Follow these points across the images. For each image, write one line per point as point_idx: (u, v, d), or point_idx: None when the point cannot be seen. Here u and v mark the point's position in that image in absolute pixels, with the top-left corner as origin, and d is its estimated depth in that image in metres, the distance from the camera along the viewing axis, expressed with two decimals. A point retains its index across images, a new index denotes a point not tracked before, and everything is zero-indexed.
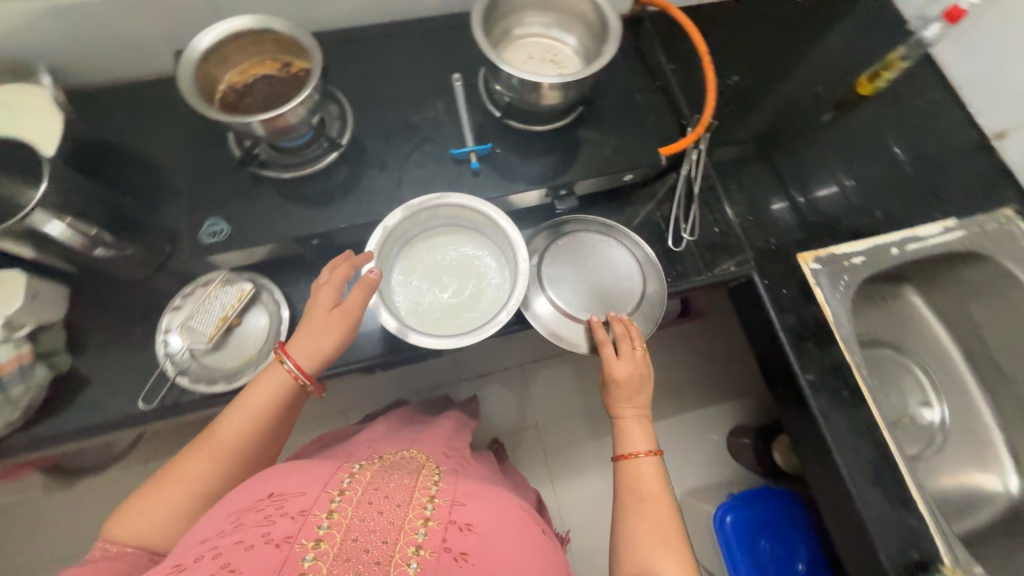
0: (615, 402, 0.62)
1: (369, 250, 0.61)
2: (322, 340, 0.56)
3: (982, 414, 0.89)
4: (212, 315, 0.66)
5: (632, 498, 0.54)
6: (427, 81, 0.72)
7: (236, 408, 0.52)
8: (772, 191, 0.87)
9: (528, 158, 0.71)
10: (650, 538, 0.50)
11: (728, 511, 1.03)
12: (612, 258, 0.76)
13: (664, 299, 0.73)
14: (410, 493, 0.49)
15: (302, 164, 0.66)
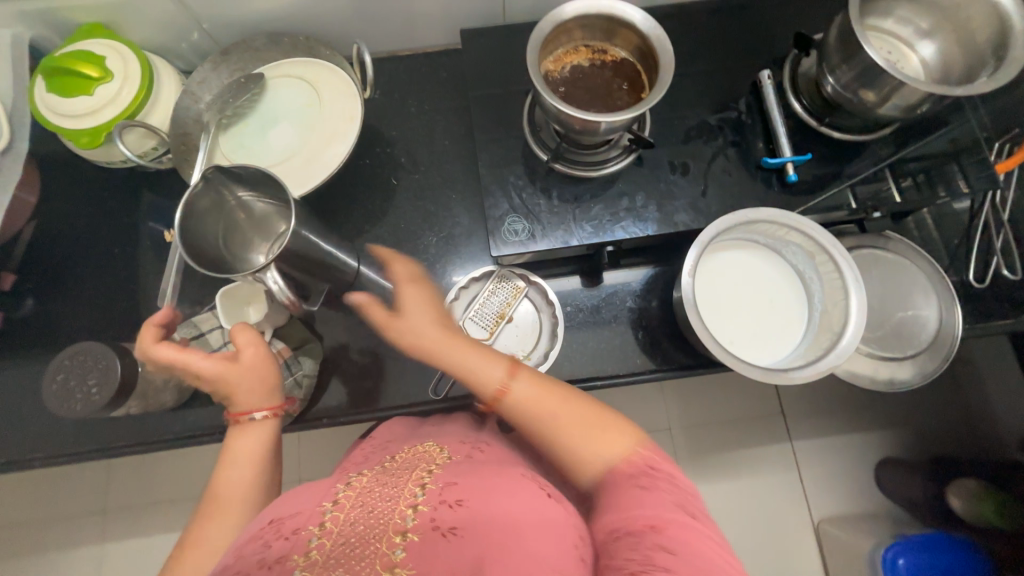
0: (430, 343, 0.51)
1: (691, 257, 0.56)
2: (256, 387, 0.51)
3: None
4: (490, 311, 0.69)
5: (538, 429, 0.47)
6: (722, 73, 0.65)
7: (232, 460, 0.48)
8: None
9: (841, 173, 0.63)
10: (596, 439, 0.45)
11: (901, 554, 1.00)
12: (905, 294, 0.69)
13: (952, 351, 0.65)
14: (401, 483, 0.43)
15: (604, 163, 0.61)
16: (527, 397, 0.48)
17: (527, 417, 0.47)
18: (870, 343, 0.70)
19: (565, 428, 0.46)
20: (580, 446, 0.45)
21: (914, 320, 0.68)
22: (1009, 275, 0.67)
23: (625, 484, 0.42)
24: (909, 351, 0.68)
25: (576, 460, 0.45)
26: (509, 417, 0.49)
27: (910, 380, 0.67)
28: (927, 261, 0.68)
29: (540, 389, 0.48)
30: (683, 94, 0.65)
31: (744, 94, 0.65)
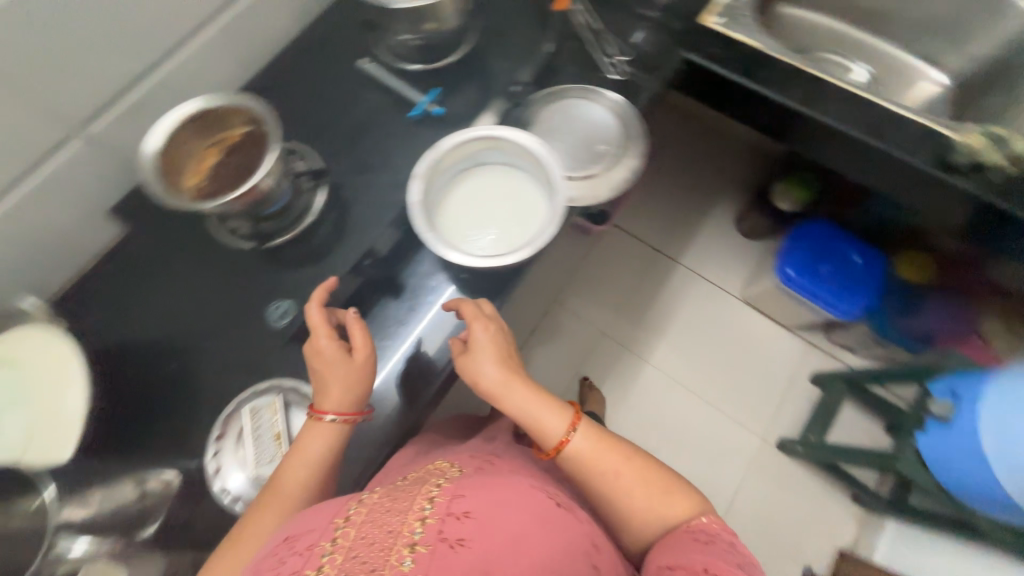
0: (490, 388, 0.62)
1: (420, 220, 0.63)
2: (347, 385, 0.59)
3: (881, 52, 1.09)
4: (264, 441, 0.64)
5: (596, 474, 0.63)
6: (340, 82, 0.74)
7: (296, 462, 0.56)
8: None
9: (472, 85, 0.76)
10: (643, 490, 0.62)
11: (788, 265, 1.32)
12: (590, 116, 0.80)
13: (642, 128, 0.79)
14: (411, 500, 0.47)
15: (307, 211, 0.68)
16: (589, 451, 0.63)
17: (593, 471, 0.62)
18: (604, 161, 0.79)
19: (625, 484, 0.62)
20: (637, 500, 0.61)
21: (614, 128, 0.79)
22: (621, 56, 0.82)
23: (687, 534, 0.57)
24: (626, 148, 0.79)
25: (634, 505, 0.61)
26: (573, 465, 0.63)
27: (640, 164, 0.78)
28: (576, 88, 0.80)
29: (597, 448, 0.64)
30: (325, 117, 0.72)
31: (367, 84, 0.74)
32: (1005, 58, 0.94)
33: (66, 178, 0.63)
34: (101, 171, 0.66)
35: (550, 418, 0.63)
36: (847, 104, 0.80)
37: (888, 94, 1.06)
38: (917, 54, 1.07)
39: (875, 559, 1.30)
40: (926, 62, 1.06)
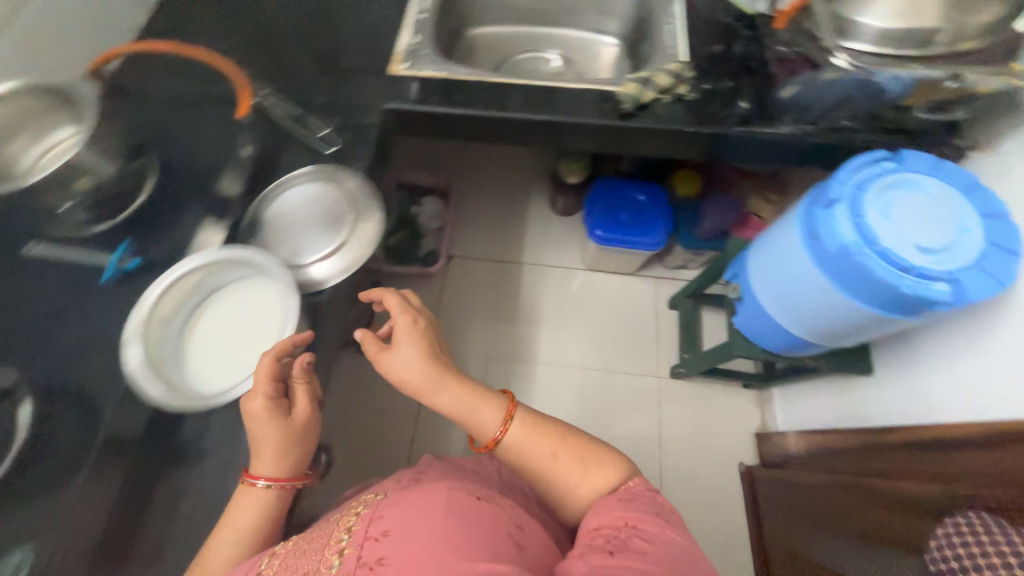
0: (414, 388, 0.74)
1: (152, 387, 0.58)
2: (283, 447, 0.62)
3: (563, 36, 1.28)
4: None
5: (528, 453, 0.71)
6: (36, 278, 0.70)
7: (222, 528, 0.59)
8: (330, 72, 0.95)
9: (184, 219, 0.76)
10: (571, 463, 0.69)
11: (596, 228, 1.45)
12: (315, 191, 0.79)
13: (367, 184, 0.81)
14: (328, 540, 0.54)
15: (13, 433, 0.61)
16: (523, 437, 0.71)
17: (524, 455, 0.71)
18: (346, 224, 0.79)
19: (547, 462, 0.69)
20: (564, 474, 0.68)
21: (334, 192, 0.80)
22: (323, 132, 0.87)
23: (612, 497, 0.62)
24: (362, 205, 0.80)
25: (562, 479, 0.68)
26: (510, 454, 0.72)
27: (382, 216, 0.80)
28: (288, 175, 0.80)
29: (528, 436, 0.71)
30: (30, 320, 0.67)
31: (69, 267, 0.71)
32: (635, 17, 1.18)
33: None
34: None
35: (484, 415, 0.73)
36: (528, 96, 0.93)
37: (579, 72, 1.26)
38: (588, 29, 1.28)
39: (778, 429, 1.45)
40: (596, 33, 1.28)
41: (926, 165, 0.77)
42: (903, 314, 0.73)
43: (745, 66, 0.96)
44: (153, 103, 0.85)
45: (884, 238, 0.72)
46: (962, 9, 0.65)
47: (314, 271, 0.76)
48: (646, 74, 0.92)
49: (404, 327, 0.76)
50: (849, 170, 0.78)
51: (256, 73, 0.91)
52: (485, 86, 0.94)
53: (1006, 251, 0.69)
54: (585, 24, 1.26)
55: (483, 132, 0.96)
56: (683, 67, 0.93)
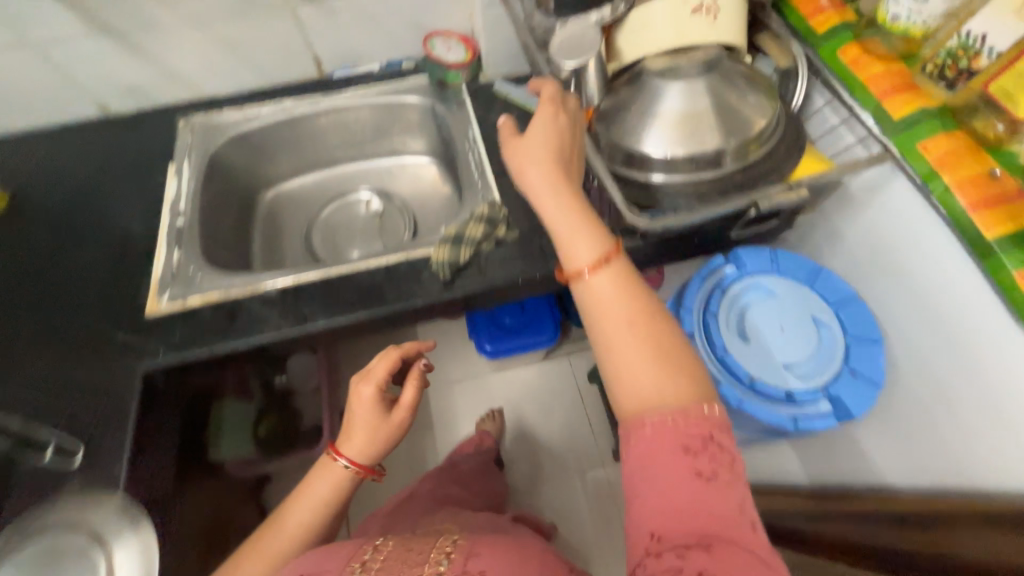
0: (518, 170, 0.58)
1: None
2: (368, 444, 0.73)
3: (371, 168, 1.16)
4: None
5: (599, 316, 0.50)
6: None
7: (316, 482, 0.72)
8: (61, 343, 0.73)
9: None
10: (651, 386, 0.46)
11: (483, 342, 1.32)
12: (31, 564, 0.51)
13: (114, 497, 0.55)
14: (427, 554, 0.50)
15: None
16: (605, 295, 0.50)
17: (596, 313, 0.49)
18: None
19: (609, 295, 0.50)
20: (633, 359, 0.47)
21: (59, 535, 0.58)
22: (48, 452, 0.64)
23: (670, 442, 0.43)
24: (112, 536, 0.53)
25: (633, 377, 0.46)
26: (580, 300, 0.52)
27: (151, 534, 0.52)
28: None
29: (613, 256, 0.52)
30: None
31: None
32: (437, 135, 1.08)
33: None
34: None
35: (579, 242, 0.53)
36: (332, 292, 0.78)
37: (401, 202, 1.14)
38: (395, 153, 1.16)
39: None
40: (406, 155, 1.16)
41: (765, 261, 0.71)
42: (798, 441, 0.65)
43: None
44: None
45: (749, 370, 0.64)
46: (732, 125, 0.61)
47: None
48: (459, 226, 0.81)
49: (547, 94, 0.62)
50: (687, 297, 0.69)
51: None
52: (276, 296, 0.77)
53: (872, 344, 0.63)
54: (389, 150, 1.15)
55: (296, 346, 0.78)
56: (494, 208, 0.83)
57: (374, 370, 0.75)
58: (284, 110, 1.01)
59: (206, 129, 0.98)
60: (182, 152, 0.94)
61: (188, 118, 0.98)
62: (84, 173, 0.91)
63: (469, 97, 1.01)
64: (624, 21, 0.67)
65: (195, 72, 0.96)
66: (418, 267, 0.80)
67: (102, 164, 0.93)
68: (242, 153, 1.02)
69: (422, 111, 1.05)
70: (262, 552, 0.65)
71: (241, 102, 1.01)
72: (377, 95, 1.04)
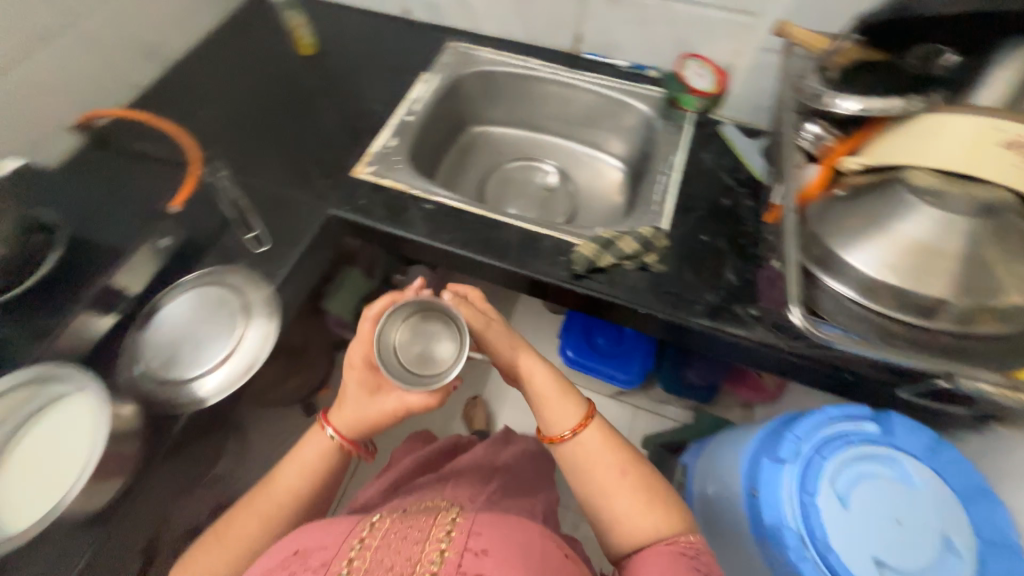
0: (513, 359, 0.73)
1: None
2: (354, 416, 0.67)
3: (566, 148, 1.22)
4: None
5: (584, 464, 0.67)
6: None
7: (289, 464, 0.69)
8: (289, 165, 0.93)
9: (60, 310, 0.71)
10: (636, 505, 0.63)
11: (564, 346, 1.33)
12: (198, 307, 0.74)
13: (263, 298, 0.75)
14: (425, 530, 0.58)
15: None
16: (596, 444, 0.68)
17: (579, 464, 0.67)
18: (229, 336, 0.72)
19: (613, 479, 0.65)
20: (621, 497, 0.64)
21: (273, 324, 0.74)
22: (251, 233, 0.82)
23: (675, 555, 0.57)
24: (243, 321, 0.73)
25: (621, 504, 0.63)
26: (568, 451, 0.69)
27: (261, 351, 0.71)
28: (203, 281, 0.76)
29: (603, 449, 0.67)
30: None
31: None
32: (640, 145, 1.09)
33: None
34: None
35: (568, 403, 0.70)
36: (482, 231, 0.87)
37: (573, 189, 1.18)
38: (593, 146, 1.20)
39: None
40: (603, 153, 1.19)
41: (922, 447, 0.69)
42: None
43: (732, 243, 0.84)
44: (99, 179, 0.85)
45: (831, 537, 0.64)
46: (971, 284, 0.55)
47: (204, 383, 0.69)
48: (615, 234, 0.83)
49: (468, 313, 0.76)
50: (808, 429, 0.71)
51: (216, 153, 0.91)
52: (442, 211, 0.89)
53: None
54: (589, 139, 1.19)
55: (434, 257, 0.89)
56: (656, 234, 0.83)
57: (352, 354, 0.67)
58: (527, 68, 1.11)
59: (464, 55, 1.13)
60: (439, 66, 1.10)
61: (457, 43, 1.14)
62: (364, 53, 1.12)
63: (691, 126, 1.00)
64: (916, 119, 0.59)
65: (481, 10, 1.10)
66: (562, 251, 0.84)
67: (382, 51, 1.13)
68: (478, 86, 1.15)
69: (640, 119, 1.06)
70: (247, 504, 0.67)
71: (499, 46, 1.14)
72: (609, 88, 1.08)
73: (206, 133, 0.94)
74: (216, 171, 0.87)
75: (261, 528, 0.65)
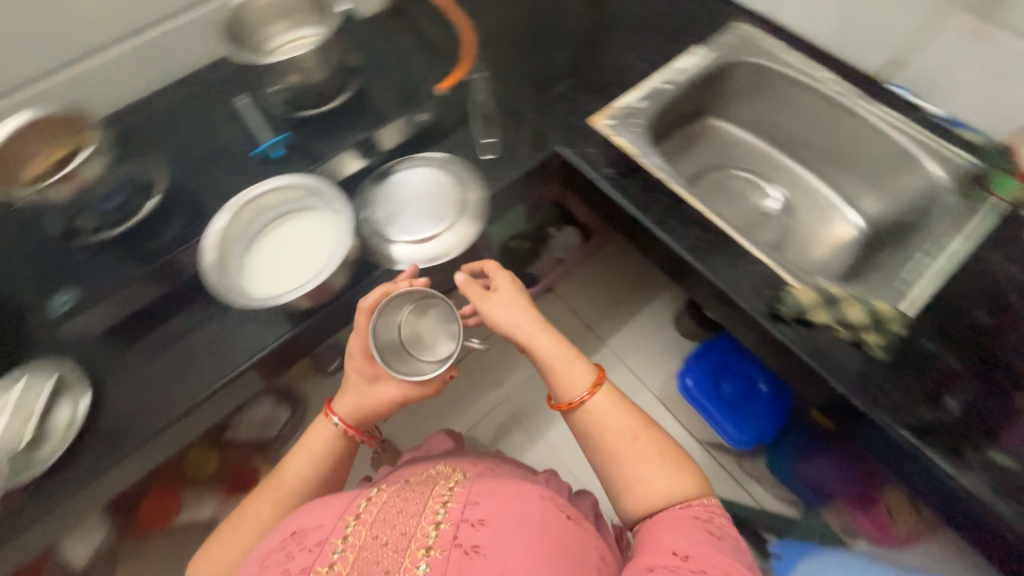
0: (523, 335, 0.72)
1: (216, 231, 0.70)
2: (353, 401, 0.73)
3: (806, 180, 1.07)
4: (17, 416, 0.65)
5: (594, 430, 0.69)
6: (223, 112, 0.83)
7: (293, 457, 0.74)
8: (537, 89, 0.94)
9: (328, 138, 0.82)
10: (649, 476, 0.66)
11: (686, 374, 1.25)
12: (424, 181, 0.82)
13: (479, 203, 0.81)
14: (420, 505, 0.63)
15: (136, 212, 0.74)
16: (606, 410, 0.69)
17: (595, 428, 0.69)
18: (439, 222, 0.79)
19: (625, 444, 0.68)
20: (635, 462, 0.66)
21: (470, 236, 0.79)
22: (490, 139, 0.87)
23: (695, 526, 0.59)
24: (454, 217, 0.80)
25: (635, 470, 0.66)
26: (584, 419, 0.70)
27: (457, 249, 0.78)
28: (438, 161, 0.84)
29: (617, 413, 0.70)
30: (199, 139, 0.81)
31: (240, 117, 0.82)
32: (909, 213, 0.91)
33: None
34: None
35: (576, 369, 0.71)
36: (697, 227, 0.81)
37: (791, 226, 1.04)
38: (841, 190, 1.04)
39: None
40: (849, 202, 1.02)
41: None
42: None
43: (984, 370, 0.69)
44: (390, 44, 0.95)
45: None
46: None
47: (397, 250, 0.76)
48: (846, 296, 0.73)
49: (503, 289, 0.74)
50: None
51: (484, 55, 0.96)
52: (663, 191, 0.85)
53: None
54: (841, 181, 1.03)
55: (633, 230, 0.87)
56: (896, 319, 0.72)
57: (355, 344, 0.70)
58: (814, 77, 0.96)
59: (750, 39, 1.01)
60: (718, 43, 1.00)
61: (748, 25, 1.03)
62: (648, 4, 1.07)
63: (998, 217, 0.80)
64: None
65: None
66: (771, 287, 0.76)
67: (666, 7, 1.06)
68: (748, 78, 1.03)
69: (927, 184, 0.88)
70: (263, 489, 0.72)
71: (794, 45, 1.01)
72: (907, 134, 0.89)
73: (485, 31, 0.99)
74: (476, 71, 0.93)
75: (268, 508, 0.70)
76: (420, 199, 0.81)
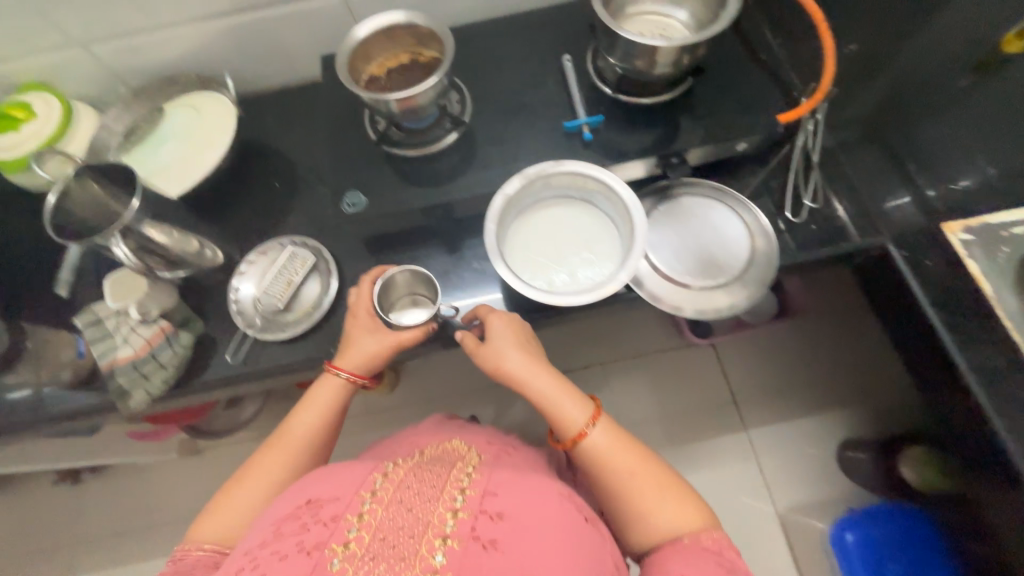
0: (512, 368, 0.60)
1: (507, 191, 0.65)
2: (362, 350, 0.66)
3: None
4: (281, 280, 0.72)
5: (590, 465, 0.57)
6: (540, 61, 0.78)
7: (301, 411, 0.64)
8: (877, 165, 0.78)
9: (631, 133, 0.72)
10: (651, 509, 0.52)
11: (848, 527, 1.03)
12: (715, 221, 0.74)
13: (766, 279, 0.69)
14: (439, 488, 0.49)
15: (432, 143, 0.73)
16: (603, 443, 0.56)
17: (596, 461, 0.56)
18: (706, 277, 0.71)
19: (621, 480, 0.54)
20: (635, 499, 0.53)
21: (721, 312, 0.69)
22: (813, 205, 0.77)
23: (704, 562, 0.47)
24: (726, 280, 0.71)
25: (636, 504, 0.53)
26: (585, 458, 0.57)
27: (708, 313, 0.69)
28: (741, 210, 0.73)
29: (617, 446, 0.56)
30: (507, 81, 0.77)
31: (555, 74, 0.76)
32: None
33: (316, 16, 0.80)
34: (336, 25, 0.82)
35: (571, 404, 0.58)
36: None
37: None
38: None
39: None
40: None
41: None
42: None
43: None
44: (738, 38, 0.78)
45: None
46: None
47: (646, 276, 0.70)
48: None
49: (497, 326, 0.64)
50: None
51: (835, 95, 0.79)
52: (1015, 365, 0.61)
53: None
54: None
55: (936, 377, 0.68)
56: None
57: (361, 300, 0.68)
58: None
59: None
60: None
61: None
62: None
63: None
64: None
65: None
66: None
67: None
68: None
69: None
70: (265, 452, 0.61)
71: None
72: None
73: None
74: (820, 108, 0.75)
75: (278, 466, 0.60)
76: (700, 241, 0.73)
